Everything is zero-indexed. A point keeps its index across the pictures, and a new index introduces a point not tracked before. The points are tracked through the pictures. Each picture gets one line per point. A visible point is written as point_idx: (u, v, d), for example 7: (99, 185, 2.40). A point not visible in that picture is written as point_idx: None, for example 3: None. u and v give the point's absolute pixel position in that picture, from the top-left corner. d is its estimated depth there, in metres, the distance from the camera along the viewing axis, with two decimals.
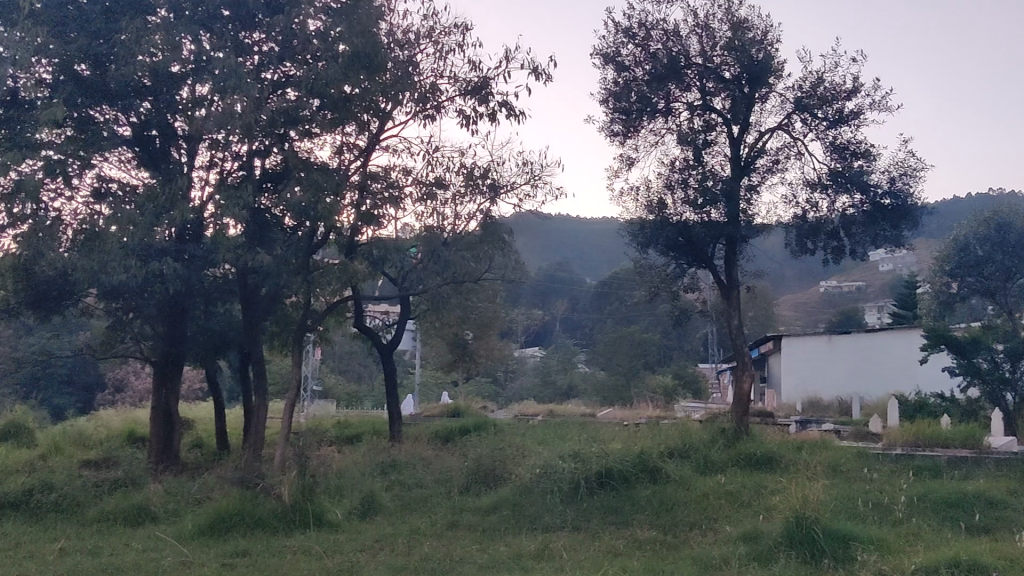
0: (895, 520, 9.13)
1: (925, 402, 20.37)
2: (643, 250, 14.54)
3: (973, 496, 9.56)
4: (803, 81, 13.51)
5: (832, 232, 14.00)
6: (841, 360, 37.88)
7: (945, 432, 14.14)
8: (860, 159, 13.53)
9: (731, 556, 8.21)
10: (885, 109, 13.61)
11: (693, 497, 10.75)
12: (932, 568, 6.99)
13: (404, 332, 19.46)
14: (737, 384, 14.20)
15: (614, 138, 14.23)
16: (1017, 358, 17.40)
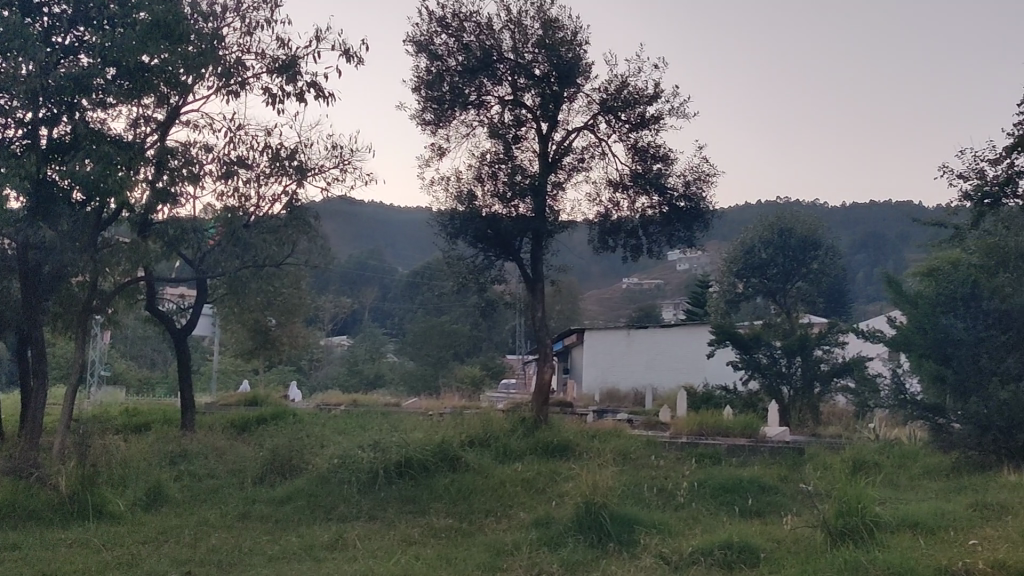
0: (677, 504, 9.59)
1: (712, 395, 21.53)
2: (452, 240, 14.48)
3: (747, 483, 10.14)
4: (609, 83, 13.87)
5: (631, 231, 14.54)
6: (637, 354, 39.46)
7: (725, 420, 15.07)
8: (659, 162, 14.07)
9: (522, 542, 8.36)
10: (682, 115, 14.20)
11: (491, 484, 10.88)
12: (706, 550, 7.38)
13: (202, 316, 18.69)
14: (539, 375, 14.49)
15: (426, 126, 14.17)
16: (793, 355, 18.68)
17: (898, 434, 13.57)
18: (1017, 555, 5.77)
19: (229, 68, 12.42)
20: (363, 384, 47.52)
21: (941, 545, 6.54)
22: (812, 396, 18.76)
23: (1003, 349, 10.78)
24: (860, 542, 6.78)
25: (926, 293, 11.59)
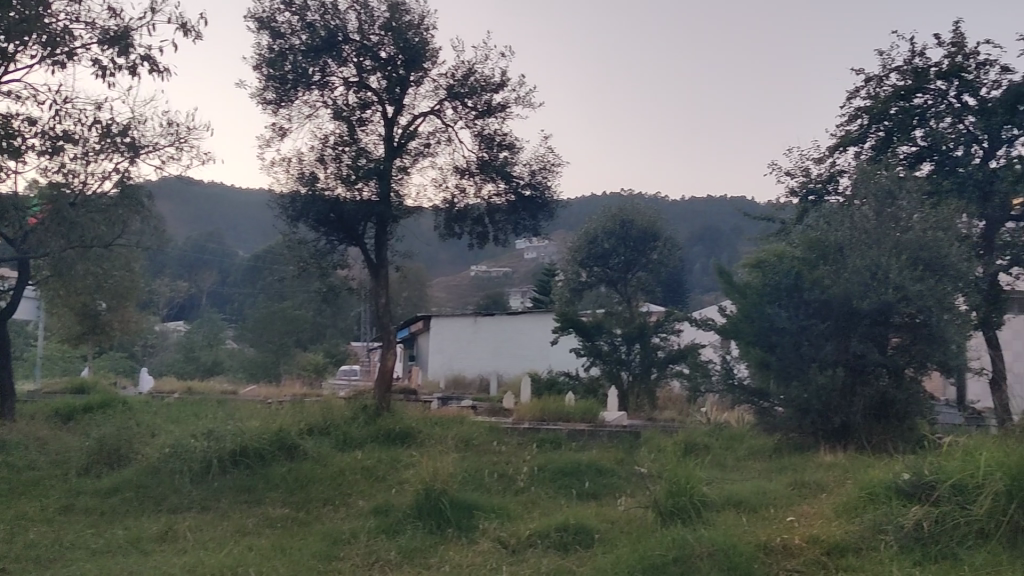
0: (517, 489, 9.71)
1: (554, 381, 21.93)
2: (294, 224, 14.12)
3: (585, 466, 10.37)
4: (455, 69, 13.84)
5: (478, 218, 14.61)
6: (483, 341, 39.76)
7: (566, 406, 15.37)
8: (505, 150, 14.16)
9: (360, 530, 8.28)
10: (528, 105, 14.34)
11: (330, 473, 10.70)
12: (543, 532, 7.51)
13: (22, 299, 17.58)
14: (382, 361, 14.37)
15: (267, 106, 13.75)
16: (632, 342, 19.26)
17: (727, 418, 14.16)
18: (828, 530, 6.11)
19: (54, 36, 11.68)
20: (200, 371, 45.89)
21: (761, 522, 6.86)
22: (649, 381, 19.32)
23: (822, 337, 11.40)
24: (688, 520, 7.02)
25: (755, 283, 12.09)
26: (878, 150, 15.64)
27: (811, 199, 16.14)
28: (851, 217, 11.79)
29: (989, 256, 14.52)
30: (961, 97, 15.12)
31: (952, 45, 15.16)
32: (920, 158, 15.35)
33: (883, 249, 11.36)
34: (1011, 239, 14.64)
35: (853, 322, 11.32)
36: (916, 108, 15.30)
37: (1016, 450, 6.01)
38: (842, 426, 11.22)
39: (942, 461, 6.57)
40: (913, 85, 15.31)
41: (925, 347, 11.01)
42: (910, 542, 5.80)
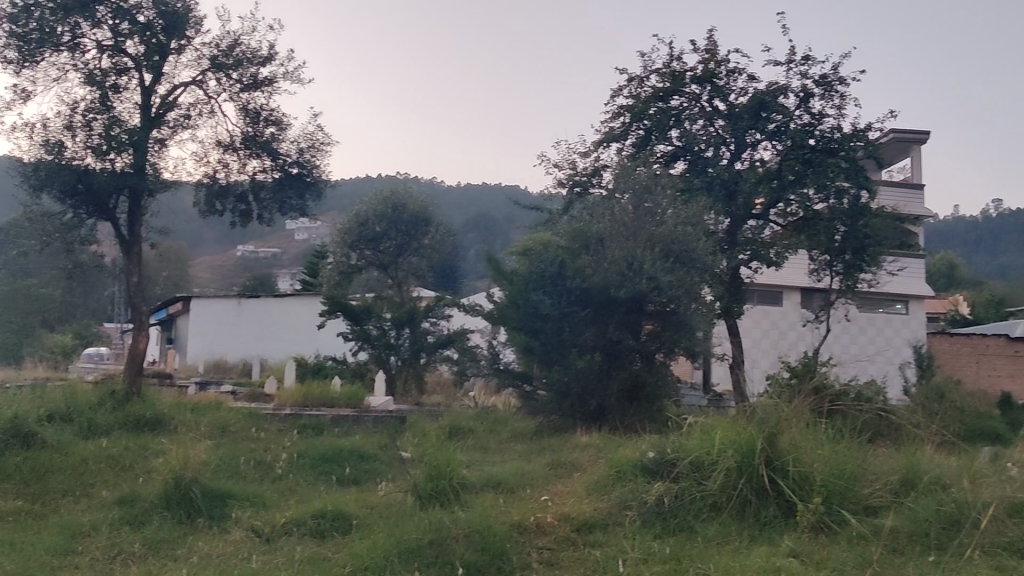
0: (274, 477, 9.45)
1: (321, 365, 21.56)
2: (35, 195, 12.98)
3: (347, 452, 10.26)
4: (220, 39, 13.24)
5: (241, 195, 14.10)
6: (246, 324, 38.48)
7: (330, 391, 15.13)
8: (272, 126, 13.69)
9: (101, 522, 7.78)
10: (297, 81, 13.95)
11: (70, 463, 9.98)
12: (300, 520, 7.36)
13: None
14: (133, 343, 13.57)
15: (7, 65, 12.58)
16: (401, 326, 19.27)
17: (492, 402, 14.41)
18: (578, 508, 6.35)
19: None
20: None
21: (518, 502, 7.02)
22: (417, 366, 19.34)
23: (582, 324, 11.81)
24: (446, 503, 7.05)
25: (521, 270, 12.33)
26: (638, 147, 16.36)
27: (575, 192, 16.71)
28: (611, 211, 12.27)
29: (732, 250, 16.14)
30: (712, 101, 16.15)
31: (705, 52, 16.16)
32: (674, 157, 16.22)
33: (639, 241, 11.93)
34: (751, 236, 16.29)
35: (610, 309, 11.83)
36: (672, 110, 16.14)
37: (745, 428, 6.48)
38: (597, 409, 11.67)
39: (684, 440, 6.99)
40: (670, 88, 16.15)
41: (673, 334, 11.72)
42: (651, 516, 6.14)
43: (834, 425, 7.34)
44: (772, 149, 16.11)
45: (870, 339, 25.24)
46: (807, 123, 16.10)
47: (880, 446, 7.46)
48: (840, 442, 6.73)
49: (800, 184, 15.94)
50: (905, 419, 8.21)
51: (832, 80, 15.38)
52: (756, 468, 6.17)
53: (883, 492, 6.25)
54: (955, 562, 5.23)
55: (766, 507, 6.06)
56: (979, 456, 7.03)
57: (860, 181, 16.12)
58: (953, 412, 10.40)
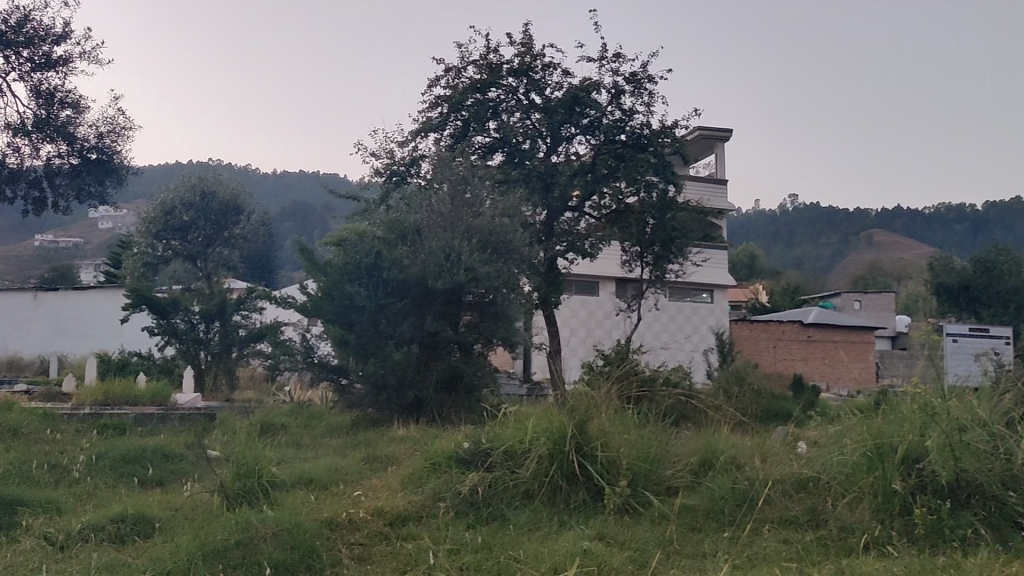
0: (70, 480, 8.89)
1: (125, 361, 20.51)
2: None
3: (150, 453, 9.79)
4: (8, 14, 12.33)
5: (34, 181, 13.04)
6: (43, 320, 36.18)
7: (134, 389, 14.40)
8: (68, 109, 12.85)
9: None
10: (95, 61, 13.17)
11: None
12: (96, 525, 6.96)
13: None
14: None
15: None
16: (211, 319, 18.60)
17: (307, 396, 14.11)
18: (392, 502, 6.32)
19: None
20: None
21: (330, 499, 6.90)
22: (228, 360, 18.67)
23: (399, 315, 11.73)
24: (253, 502, 6.84)
25: (335, 261, 12.06)
26: (456, 138, 16.38)
27: (393, 181, 16.60)
28: (427, 201, 12.35)
29: (548, 242, 16.48)
30: (528, 94, 16.40)
31: (521, 46, 16.39)
32: (492, 149, 16.36)
33: (456, 233, 12.03)
34: (567, 228, 16.71)
35: (427, 301, 11.81)
36: (489, 102, 16.27)
37: (556, 416, 6.64)
38: (415, 401, 11.55)
39: (498, 429, 7.08)
40: (487, 80, 16.26)
41: (491, 325, 11.89)
42: (465, 506, 6.18)
43: (642, 410, 7.62)
44: (586, 143, 16.55)
45: (678, 327, 26.35)
46: (619, 119, 16.63)
47: (684, 429, 7.80)
48: (646, 427, 6.99)
49: (613, 178, 16.47)
50: (706, 403, 8.62)
51: (641, 78, 15.93)
52: (566, 455, 6.34)
53: (683, 473, 6.54)
54: (747, 536, 5.55)
55: (576, 492, 6.24)
56: (773, 436, 7.47)
57: (667, 176, 16.81)
58: (750, 395, 10.99)
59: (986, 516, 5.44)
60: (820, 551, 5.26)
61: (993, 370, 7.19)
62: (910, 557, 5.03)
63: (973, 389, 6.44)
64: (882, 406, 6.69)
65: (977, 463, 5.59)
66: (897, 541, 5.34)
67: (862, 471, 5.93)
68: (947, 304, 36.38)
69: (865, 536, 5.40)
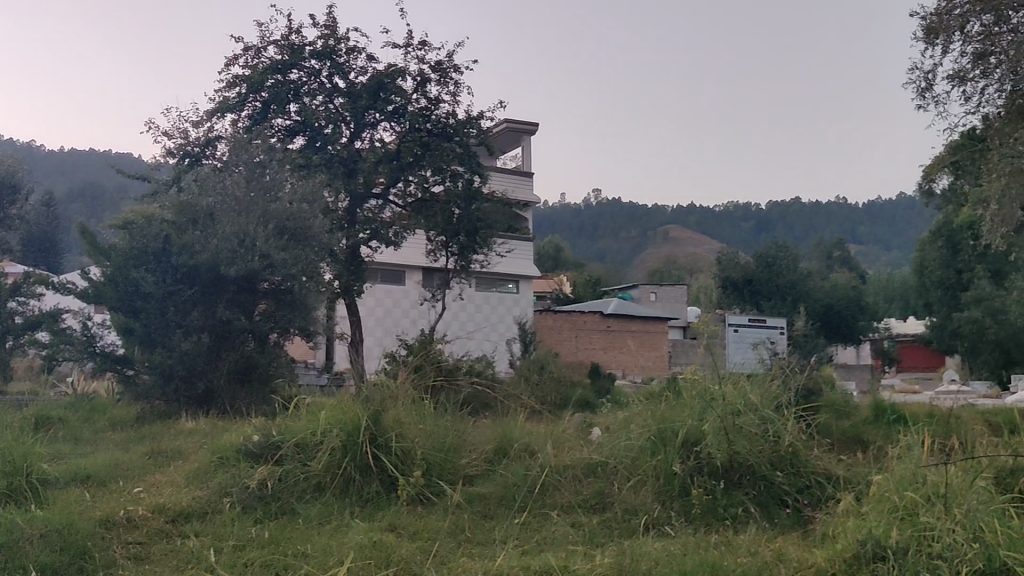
0: None
1: None
2: None
3: None
4: None
5: None
6: None
7: None
8: None
9: None
10: None
11: None
12: None
13: None
14: None
15: None
16: None
17: (91, 388, 13.30)
18: (175, 499, 6.04)
19: None
20: None
21: (107, 497, 6.53)
22: (2, 351, 17.22)
23: (189, 303, 11.23)
24: (22, 503, 6.35)
25: (120, 246, 11.36)
26: (254, 120, 15.85)
27: (187, 163, 15.89)
28: (222, 184, 11.88)
29: (352, 229, 16.10)
30: (331, 78, 16.11)
31: (325, 28, 16.05)
32: (293, 132, 15.97)
33: (251, 218, 11.68)
34: (371, 215, 16.47)
35: (219, 288, 11.37)
36: (290, 84, 15.87)
37: (350, 407, 6.56)
38: (205, 392, 11.09)
39: (289, 421, 6.91)
40: (288, 61, 15.82)
41: (287, 313, 11.69)
42: (253, 501, 5.99)
43: (439, 400, 7.64)
44: (391, 130, 16.45)
45: (483, 317, 26.64)
46: (424, 107, 16.61)
47: (480, 418, 7.87)
48: (442, 417, 7.03)
49: (419, 166, 16.40)
50: (505, 392, 8.77)
51: (446, 66, 15.97)
52: (360, 446, 6.28)
53: (479, 461, 6.60)
54: (536, 522, 5.66)
55: (369, 483, 6.16)
56: (567, 423, 7.68)
57: (472, 166, 16.97)
58: (550, 384, 11.26)
59: (756, 495, 5.80)
60: (604, 534, 5.44)
61: (766, 358, 7.69)
62: (687, 536, 5.28)
63: (748, 374, 6.86)
64: (665, 392, 7.02)
65: (748, 445, 5.95)
66: (676, 520, 5.59)
67: (647, 455, 6.19)
68: (733, 297, 38.62)
69: (646, 517, 5.63)
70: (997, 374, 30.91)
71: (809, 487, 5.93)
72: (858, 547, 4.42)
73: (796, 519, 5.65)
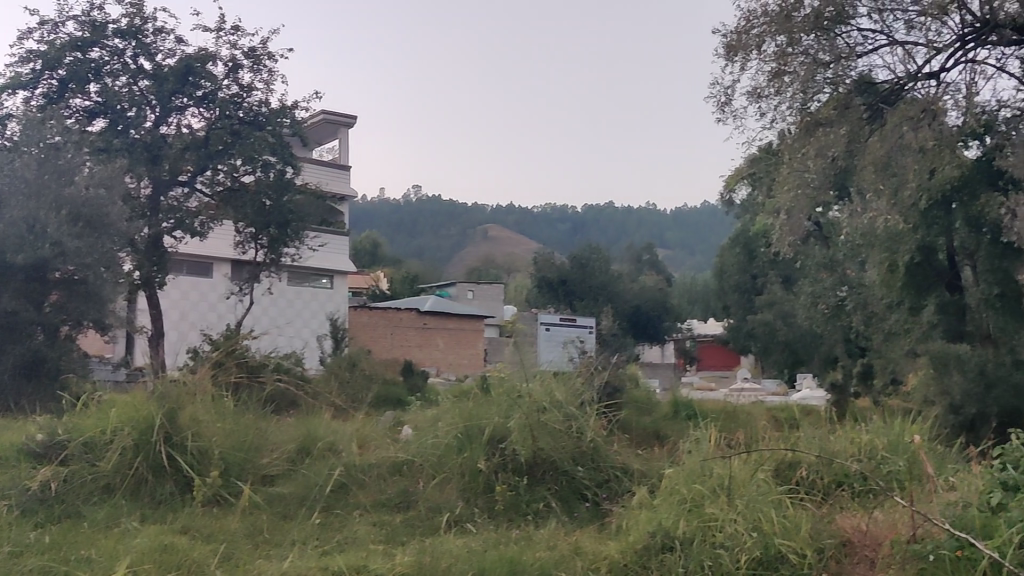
0: None
1: None
2: None
3: None
4: None
5: None
6: None
7: None
8: None
9: None
10: None
11: None
12: None
13: None
14: None
15: None
16: None
17: None
18: None
19: None
20: None
21: None
22: None
23: None
24: None
25: None
26: (49, 99, 14.85)
27: None
28: (10, 165, 11.08)
29: (155, 218, 15.48)
30: (137, 59, 15.33)
31: (130, 6, 15.28)
32: (92, 114, 15.10)
33: (43, 203, 10.94)
34: (176, 204, 15.82)
35: (5, 276, 10.60)
36: (90, 63, 14.96)
37: (144, 404, 6.28)
38: None
39: (78, 419, 6.53)
40: (89, 38, 14.94)
41: (81, 305, 11.04)
42: (34, 504, 5.63)
43: (241, 397, 7.41)
44: (199, 117, 15.83)
45: (295, 312, 26.04)
46: (235, 94, 16.10)
47: (285, 416, 7.69)
48: (244, 415, 6.83)
49: (228, 155, 15.88)
50: (312, 389, 8.60)
51: (260, 53, 15.52)
52: (154, 445, 6.03)
53: (280, 460, 6.44)
54: (338, 521, 5.61)
55: (163, 485, 5.92)
56: (375, 421, 7.60)
57: (285, 157, 16.58)
58: (361, 381, 11.17)
59: (557, 490, 5.96)
60: (406, 532, 5.44)
61: (574, 356, 7.90)
62: (488, 533, 5.35)
63: (555, 372, 7.02)
64: (473, 390, 7.09)
65: (551, 441, 6.10)
66: (478, 516, 5.67)
67: (452, 453, 6.22)
68: (547, 296, 39.48)
69: (449, 515, 5.66)
70: (785, 373, 33.09)
71: (607, 481, 6.14)
72: (649, 539, 4.62)
73: (594, 512, 5.85)
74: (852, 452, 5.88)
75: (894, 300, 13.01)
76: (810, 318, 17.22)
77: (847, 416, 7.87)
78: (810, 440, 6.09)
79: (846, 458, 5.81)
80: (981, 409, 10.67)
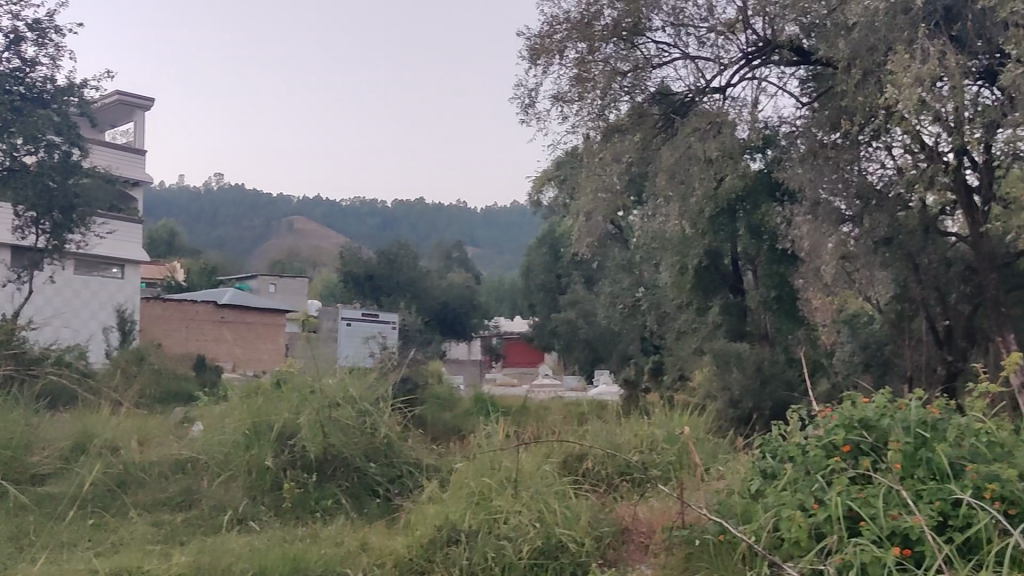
0: None
1: None
2: None
3: None
4: None
5: None
6: None
7: None
8: None
9: None
10: None
11: None
12: None
13: None
14: None
15: None
16: None
17: None
18: None
19: None
20: None
21: None
22: None
23: None
24: None
25: None
26: None
27: None
28: None
29: None
30: None
31: None
32: None
33: None
34: None
35: None
36: None
37: None
38: None
39: None
40: None
41: None
42: None
43: (12, 392, 6.92)
44: None
45: (82, 303, 24.54)
46: (16, 68, 15.08)
47: (61, 412, 7.24)
48: (13, 411, 6.39)
49: (6, 133, 14.78)
50: (93, 384, 8.13)
51: (46, 27, 14.55)
52: None
53: (52, 459, 6.08)
54: (114, 521, 5.37)
55: None
56: (162, 419, 7.29)
57: (71, 138, 15.63)
58: (148, 376, 10.75)
59: (348, 486, 5.92)
60: (186, 531, 5.27)
61: (375, 351, 7.88)
62: (274, 530, 5.26)
63: (350, 367, 6.98)
64: (264, 385, 6.92)
65: (343, 438, 6.05)
66: (264, 514, 5.57)
67: (240, 449, 6.05)
68: (354, 291, 38.79)
69: (232, 513, 5.54)
70: (585, 369, 34.21)
71: (400, 476, 6.15)
72: (435, 533, 4.66)
73: (384, 508, 5.84)
74: (634, 444, 6.18)
75: (684, 301, 13.79)
76: (609, 317, 17.86)
77: (631, 409, 8.31)
78: (597, 434, 6.34)
79: (629, 450, 6.10)
80: (757, 403, 11.50)
